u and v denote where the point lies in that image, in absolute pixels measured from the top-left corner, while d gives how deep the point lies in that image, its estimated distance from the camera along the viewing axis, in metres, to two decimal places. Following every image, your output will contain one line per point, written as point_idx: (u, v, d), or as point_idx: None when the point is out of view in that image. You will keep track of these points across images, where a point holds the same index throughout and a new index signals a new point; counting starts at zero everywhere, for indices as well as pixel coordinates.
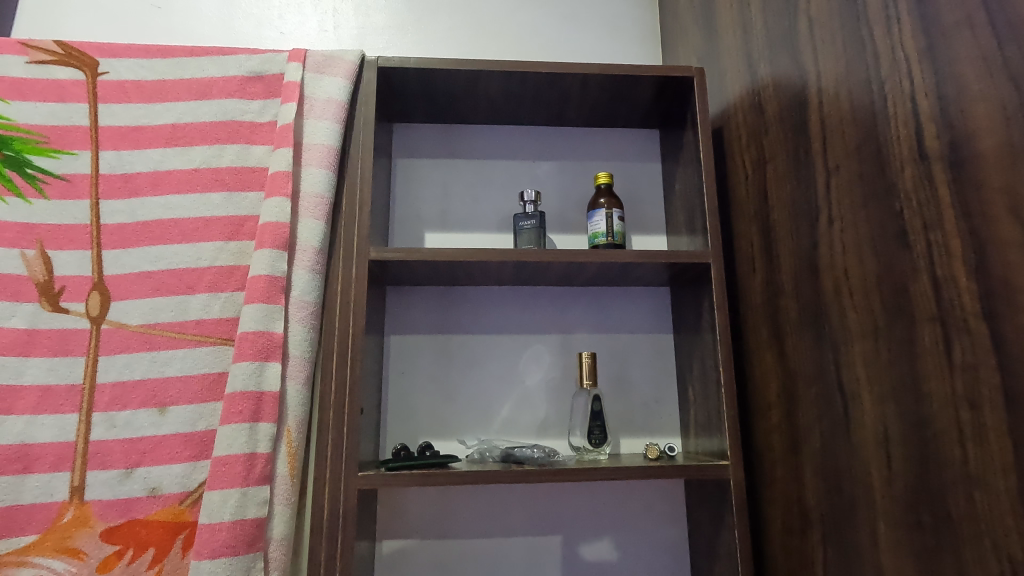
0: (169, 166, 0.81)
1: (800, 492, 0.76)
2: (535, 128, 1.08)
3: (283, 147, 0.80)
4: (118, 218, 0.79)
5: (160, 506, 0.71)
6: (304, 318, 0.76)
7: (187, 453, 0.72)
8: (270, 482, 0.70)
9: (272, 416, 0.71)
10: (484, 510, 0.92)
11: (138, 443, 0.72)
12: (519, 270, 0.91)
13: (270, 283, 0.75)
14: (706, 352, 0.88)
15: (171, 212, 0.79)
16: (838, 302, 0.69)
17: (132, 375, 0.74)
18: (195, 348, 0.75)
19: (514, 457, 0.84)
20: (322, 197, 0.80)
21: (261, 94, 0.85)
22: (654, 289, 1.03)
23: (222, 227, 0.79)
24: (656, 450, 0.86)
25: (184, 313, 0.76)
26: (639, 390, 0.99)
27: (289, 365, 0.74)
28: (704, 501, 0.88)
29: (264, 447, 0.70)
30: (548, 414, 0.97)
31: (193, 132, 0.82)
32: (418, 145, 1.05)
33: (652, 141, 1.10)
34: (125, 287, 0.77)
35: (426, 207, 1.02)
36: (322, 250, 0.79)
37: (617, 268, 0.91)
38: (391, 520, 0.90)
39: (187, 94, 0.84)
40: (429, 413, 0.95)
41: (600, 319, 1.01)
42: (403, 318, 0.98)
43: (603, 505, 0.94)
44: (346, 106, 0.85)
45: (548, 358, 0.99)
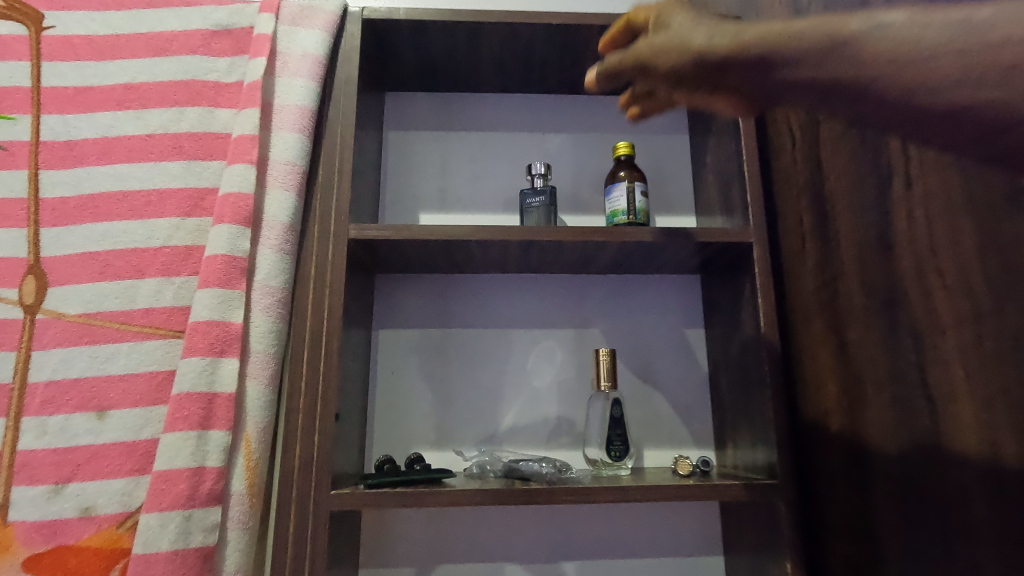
0: (120, 132, 0.70)
1: (869, 517, 0.62)
2: (545, 97, 0.95)
3: (249, 107, 0.69)
4: (61, 191, 0.68)
5: (95, 530, 0.59)
6: (269, 305, 0.65)
7: (129, 466, 0.61)
8: (223, 503, 0.59)
9: (225, 422, 0.59)
10: (485, 532, 0.79)
11: (72, 453, 0.61)
12: (526, 254, 0.78)
13: (229, 265, 0.63)
14: (747, 350, 0.74)
15: (121, 183, 0.68)
16: (921, 283, 0.55)
17: (68, 374, 0.63)
18: (142, 342, 0.64)
19: (518, 472, 0.71)
20: (294, 165, 0.69)
21: (228, 50, 0.74)
22: (682, 277, 0.90)
23: (180, 201, 0.68)
24: (688, 466, 0.73)
25: (132, 301, 0.65)
26: (665, 393, 0.86)
27: (249, 361, 0.63)
28: (743, 525, 0.74)
29: (215, 460, 0.58)
30: (560, 421, 0.84)
31: (149, 93, 0.71)
32: (414, 116, 0.93)
33: (678, 110, 0.96)
34: (64, 270, 0.66)
35: (423, 184, 0.90)
36: (293, 227, 0.68)
37: (641, 251, 0.78)
38: (377, 543, 0.78)
39: (143, 51, 0.73)
40: (422, 418, 0.82)
41: (620, 312, 0.88)
42: (394, 309, 0.86)
43: (624, 528, 0.81)
44: (324, 62, 0.73)
45: (560, 357, 0.86)
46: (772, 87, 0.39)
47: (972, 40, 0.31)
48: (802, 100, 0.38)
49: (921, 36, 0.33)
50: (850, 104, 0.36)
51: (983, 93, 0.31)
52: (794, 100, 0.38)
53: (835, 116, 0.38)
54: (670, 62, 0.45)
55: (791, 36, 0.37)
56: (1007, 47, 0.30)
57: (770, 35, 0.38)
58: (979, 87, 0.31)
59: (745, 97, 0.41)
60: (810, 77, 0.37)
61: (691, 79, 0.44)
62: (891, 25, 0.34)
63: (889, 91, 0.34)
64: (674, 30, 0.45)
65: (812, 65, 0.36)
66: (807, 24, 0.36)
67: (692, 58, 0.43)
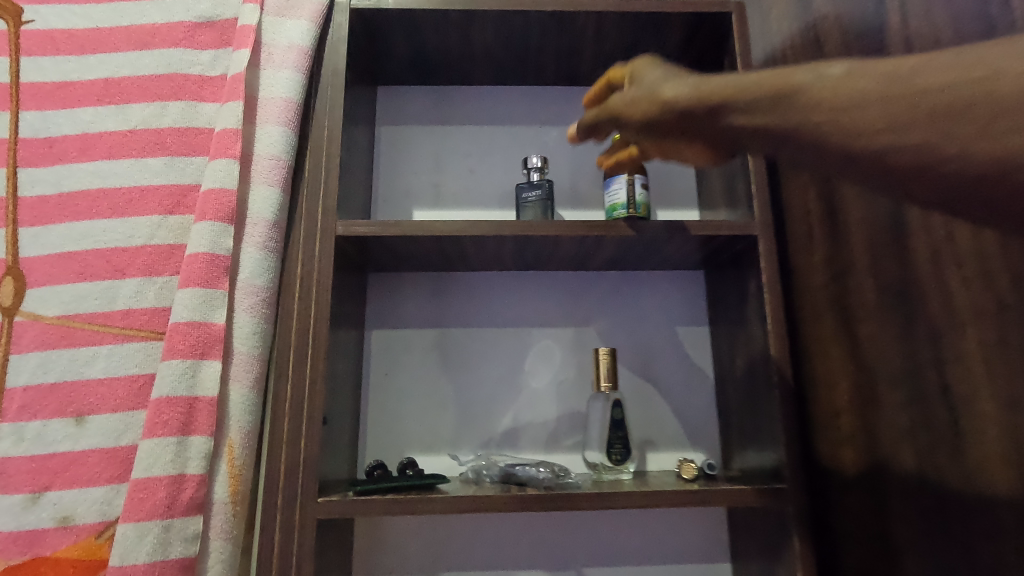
0: (101, 127, 0.67)
1: (882, 523, 0.58)
2: (541, 89, 0.93)
3: (232, 100, 0.66)
4: (40, 189, 0.65)
5: (72, 541, 0.57)
6: (253, 305, 0.62)
7: (108, 474, 0.58)
8: (204, 511, 0.56)
9: (207, 427, 0.57)
10: (482, 539, 0.76)
11: (50, 460, 0.58)
12: (521, 250, 0.75)
13: (211, 263, 0.61)
14: (753, 348, 0.71)
15: (101, 180, 0.66)
16: (939, 275, 0.52)
17: (46, 378, 0.60)
18: (122, 345, 0.61)
19: (515, 477, 0.68)
20: (279, 159, 0.67)
21: (212, 42, 0.71)
22: (685, 273, 0.87)
23: (161, 199, 0.65)
24: (693, 470, 0.69)
25: (112, 302, 0.62)
26: (668, 394, 0.83)
27: (233, 363, 0.60)
28: (751, 531, 0.71)
29: (196, 467, 0.56)
30: (560, 424, 0.81)
31: (130, 88, 0.69)
32: (407, 110, 0.90)
33: None
34: (43, 271, 0.63)
35: (416, 180, 0.88)
36: (278, 224, 0.65)
37: (641, 246, 0.75)
38: (371, 550, 0.75)
39: (125, 44, 0.70)
40: (416, 421, 0.80)
41: (620, 310, 0.85)
42: (387, 309, 0.83)
43: (627, 534, 0.78)
44: (311, 53, 0.71)
45: (559, 356, 0.83)
46: (729, 132, 0.45)
47: (903, 92, 0.36)
48: (757, 145, 0.44)
49: (860, 89, 0.38)
50: (801, 147, 0.41)
51: (909, 135, 0.36)
52: (751, 145, 0.44)
53: (786, 160, 0.43)
54: (643, 112, 0.52)
55: (744, 89, 0.44)
56: (928, 96, 0.35)
57: (727, 89, 0.45)
58: (906, 130, 0.36)
59: (710, 141, 0.47)
60: (763, 122, 0.42)
61: (662, 125, 0.50)
62: (832, 79, 0.40)
63: (831, 133, 0.39)
64: (645, 88, 0.53)
65: (764, 109, 0.42)
66: (754, 79, 0.44)
67: (664, 109, 0.50)
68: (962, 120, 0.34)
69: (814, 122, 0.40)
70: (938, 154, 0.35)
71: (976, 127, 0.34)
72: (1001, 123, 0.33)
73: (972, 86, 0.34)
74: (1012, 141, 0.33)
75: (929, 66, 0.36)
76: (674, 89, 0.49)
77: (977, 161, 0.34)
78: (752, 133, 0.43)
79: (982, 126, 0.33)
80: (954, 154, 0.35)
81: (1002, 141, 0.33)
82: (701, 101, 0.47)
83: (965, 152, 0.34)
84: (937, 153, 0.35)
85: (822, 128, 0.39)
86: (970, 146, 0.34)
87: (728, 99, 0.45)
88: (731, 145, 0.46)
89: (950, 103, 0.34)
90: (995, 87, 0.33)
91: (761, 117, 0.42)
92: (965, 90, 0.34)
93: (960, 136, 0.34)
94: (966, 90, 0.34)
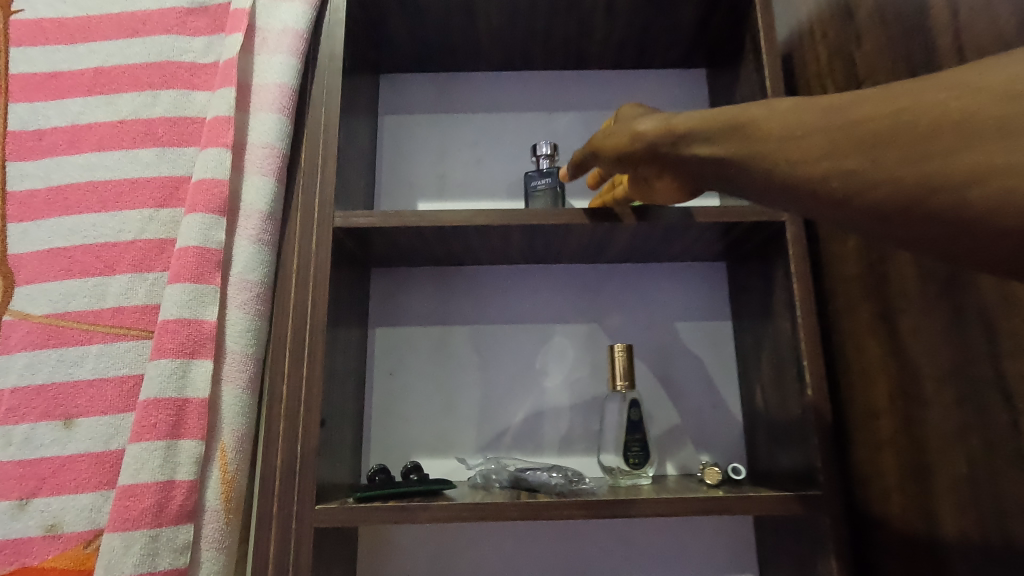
0: (91, 119, 0.65)
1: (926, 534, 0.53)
2: (551, 73, 0.88)
3: (224, 87, 0.63)
4: (29, 183, 0.63)
5: (60, 550, 0.54)
6: (246, 302, 0.59)
7: (97, 480, 0.56)
8: (196, 520, 0.53)
9: (198, 431, 0.54)
10: (491, 548, 0.72)
11: (36, 466, 0.56)
12: (530, 241, 0.71)
13: (201, 257, 0.58)
14: (781, 344, 0.66)
15: (90, 173, 0.63)
16: None
17: (34, 380, 0.57)
18: (112, 344, 0.59)
19: (525, 483, 0.64)
20: (273, 148, 0.63)
21: (205, 28, 0.68)
22: (705, 265, 0.82)
23: (153, 191, 0.63)
24: (717, 475, 0.65)
25: (101, 299, 0.60)
26: (688, 393, 0.78)
27: (225, 363, 0.57)
28: (781, 540, 0.66)
29: (185, 473, 0.53)
30: (573, 425, 0.76)
31: (120, 77, 0.66)
32: (410, 99, 0.87)
33: (698, 83, 0.88)
34: (31, 268, 0.61)
35: (421, 171, 0.84)
36: (272, 216, 0.62)
37: (658, 235, 0.70)
38: (376, 560, 0.72)
39: (115, 32, 0.68)
40: (422, 423, 0.76)
41: (636, 304, 0.80)
42: (392, 306, 0.80)
43: (646, 542, 0.73)
44: (305, 37, 0.67)
45: (572, 354, 0.79)
46: (693, 160, 0.48)
47: (835, 122, 0.38)
48: (715, 175, 0.46)
49: (801, 121, 0.40)
50: (746, 176, 0.43)
51: (842, 162, 0.37)
52: (710, 173, 0.47)
53: (737, 190, 0.45)
54: (619, 144, 0.55)
55: (704, 121, 0.47)
56: (859, 125, 0.37)
57: (690, 123, 0.48)
58: (837, 157, 0.38)
59: (678, 171, 0.50)
60: (719, 151, 0.45)
61: (636, 155, 0.54)
62: (778, 114, 0.42)
63: (772, 161, 0.41)
64: (622, 125, 0.57)
65: (720, 139, 0.45)
66: (712, 112, 0.47)
67: (636, 140, 0.53)
68: (885, 147, 0.36)
69: (757, 153, 0.42)
70: (865, 179, 0.36)
71: (899, 154, 0.35)
72: (923, 149, 0.34)
73: (897, 116, 0.35)
74: (932, 166, 0.34)
75: (861, 99, 0.38)
76: (646, 123, 0.53)
77: (900, 185, 0.35)
78: (711, 161, 0.46)
79: (904, 152, 0.35)
80: (879, 180, 0.36)
81: (925, 164, 0.34)
82: (668, 133, 0.50)
83: (889, 176, 0.35)
84: (863, 179, 0.36)
85: (765, 156, 0.41)
86: (893, 172, 0.35)
87: (691, 130, 0.48)
88: (694, 173, 0.48)
89: (876, 132, 0.36)
90: (917, 116, 0.35)
91: (717, 146, 0.45)
92: (890, 120, 0.36)
93: (885, 162, 0.35)
94: (890, 121, 0.36)
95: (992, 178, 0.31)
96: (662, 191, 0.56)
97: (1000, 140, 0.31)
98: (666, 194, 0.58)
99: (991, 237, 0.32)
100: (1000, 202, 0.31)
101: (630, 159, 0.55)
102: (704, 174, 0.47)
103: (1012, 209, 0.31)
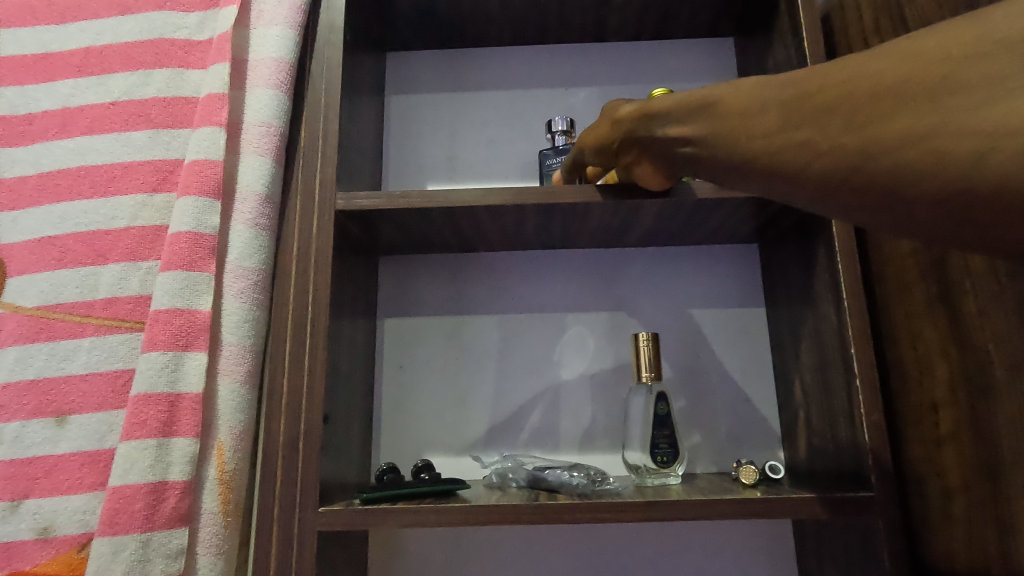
0: (82, 101, 0.62)
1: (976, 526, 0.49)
2: (566, 46, 0.83)
3: (217, 63, 0.59)
4: (19, 169, 0.60)
5: (52, 555, 0.51)
6: (243, 289, 0.55)
7: (90, 480, 0.53)
8: (191, 523, 0.50)
9: (191, 428, 0.50)
10: (510, 550, 0.68)
11: (27, 466, 0.53)
12: (546, 223, 0.66)
13: (195, 243, 0.54)
14: (825, 330, 0.60)
15: (81, 157, 0.60)
16: None
17: (25, 375, 0.55)
18: (105, 337, 0.55)
19: (545, 483, 0.59)
20: (269, 125, 0.59)
21: (199, 3, 0.65)
22: (736, 247, 0.76)
23: (146, 175, 0.59)
24: (754, 474, 0.59)
25: (93, 290, 0.56)
26: (720, 385, 0.72)
27: (221, 356, 0.54)
28: (825, 544, 0.60)
29: (179, 473, 0.49)
30: (596, 420, 0.71)
31: (112, 57, 0.63)
32: (418, 77, 0.82)
33: (725, 52, 0.82)
34: (22, 258, 0.58)
35: (430, 153, 0.80)
36: (271, 198, 0.58)
37: (685, 214, 0.65)
38: (387, 564, 0.68)
39: (106, 10, 0.64)
40: (434, 419, 0.72)
41: (662, 289, 0.75)
42: (402, 294, 0.76)
43: (676, 544, 0.68)
44: (303, 8, 0.63)
45: (592, 344, 0.74)
46: (663, 140, 0.47)
47: (788, 96, 0.37)
48: (682, 156, 0.46)
49: (759, 96, 0.39)
50: (712, 156, 0.42)
51: (794, 134, 0.37)
52: (678, 154, 0.46)
53: (706, 173, 0.44)
54: (599, 135, 0.55)
55: (674, 103, 0.46)
56: (810, 96, 0.36)
57: (662, 106, 0.48)
58: (787, 130, 0.37)
59: (653, 153, 0.50)
60: (689, 131, 0.44)
61: (614, 143, 0.54)
62: (739, 90, 0.41)
63: (729, 137, 0.40)
64: (604, 114, 0.56)
65: (690, 118, 0.44)
66: (684, 93, 0.46)
67: (616, 129, 0.53)
68: (833, 116, 0.35)
69: (720, 130, 0.41)
70: (815, 150, 0.35)
71: (846, 121, 0.34)
72: (865, 116, 0.33)
73: (847, 83, 0.34)
74: (873, 131, 0.33)
75: (814, 71, 0.37)
76: (626, 109, 0.52)
77: (843, 153, 0.34)
78: (682, 141, 0.45)
79: (849, 120, 0.34)
80: (825, 150, 0.35)
81: (867, 130, 0.33)
82: (645, 117, 0.49)
83: (834, 145, 0.34)
84: (813, 149, 0.35)
85: (727, 133, 0.41)
86: (838, 142, 0.34)
87: (661, 112, 0.47)
88: (667, 155, 0.48)
89: (825, 102, 0.35)
90: (861, 84, 0.34)
91: (686, 126, 0.45)
92: (838, 90, 0.35)
93: (831, 131, 0.35)
94: (836, 90, 0.35)
95: (922, 140, 0.31)
96: (645, 175, 0.54)
97: (930, 104, 0.31)
98: (650, 180, 0.55)
99: (921, 202, 0.32)
100: (939, 166, 0.31)
101: (610, 149, 0.55)
102: (677, 155, 0.46)
103: (939, 172, 0.31)
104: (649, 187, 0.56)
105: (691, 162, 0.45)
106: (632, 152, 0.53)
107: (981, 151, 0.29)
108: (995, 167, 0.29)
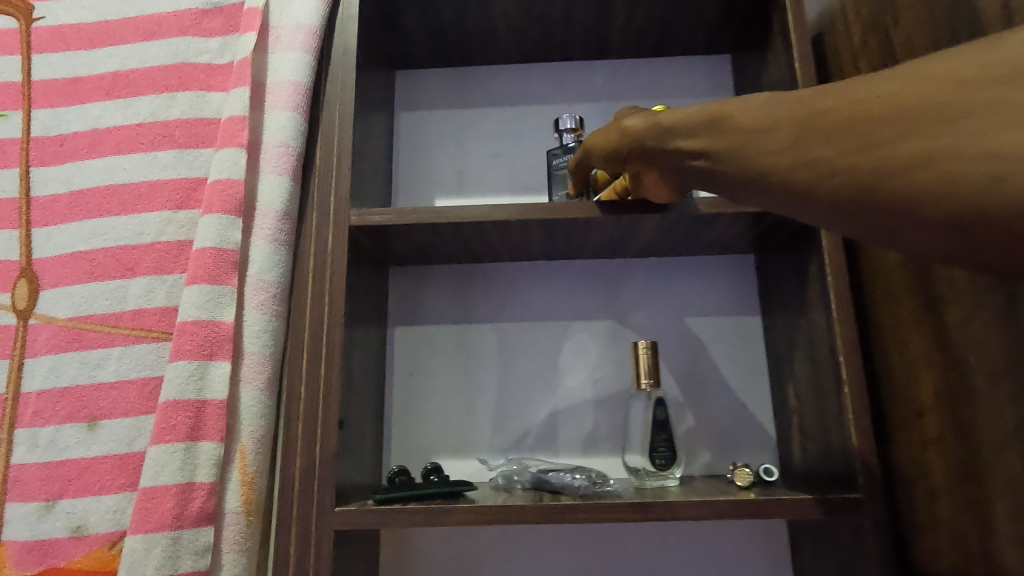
0: (110, 123, 0.65)
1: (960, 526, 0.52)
2: (568, 64, 0.86)
3: (237, 87, 0.63)
4: (52, 188, 0.64)
5: (85, 551, 0.54)
6: (263, 302, 0.59)
7: (120, 481, 0.56)
8: (216, 522, 0.53)
9: (216, 433, 0.54)
10: (516, 549, 0.71)
11: (62, 468, 0.56)
12: (550, 237, 0.69)
13: (217, 259, 0.57)
14: (817, 339, 0.62)
15: (110, 176, 0.63)
16: None
17: (58, 382, 0.58)
18: (133, 346, 0.59)
19: (548, 485, 0.62)
20: (287, 146, 0.63)
21: (219, 29, 0.68)
22: (733, 258, 0.79)
23: (170, 193, 0.62)
24: (748, 476, 0.61)
25: (122, 302, 0.60)
26: (717, 392, 0.75)
27: (242, 364, 0.57)
28: (818, 543, 0.63)
29: (205, 475, 0.53)
30: (598, 425, 0.74)
31: (138, 80, 0.66)
32: (427, 94, 0.86)
33: (723, 69, 0.85)
34: (55, 272, 0.61)
35: (438, 167, 0.83)
36: (289, 215, 0.61)
37: (683, 227, 0.68)
38: (397, 563, 0.71)
39: (132, 35, 0.68)
40: (442, 425, 0.75)
41: (661, 299, 0.78)
42: (411, 304, 0.79)
43: (675, 544, 0.71)
44: (318, 33, 0.67)
45: (595, 351, 0.77)
46: (674, 152, 0.50)
47: (802, 113, 0.40)
48: (691, 168, 0.48)
49: (772, 114, 0.42)
50: (725, 170, 0.45)
51: (808, 152, 0.39)
52: (687, 167, 0.49)
53: (716, 186, 0.46)
54: (608, 141, 0.58)
55: (685, 117, 0.49)
56: (826, 114, 0.39)
57: (672, 120, 0.50)
58: (801, 146, 0.40)
59: (663, 163, 0.52)
60: (702, 145, 0.47)
61: (623, 150, 0.56)
62: (753, 106, 0.44)
63: (742, 152, 0.43)
64: (613, 123, 0.58)
65: (703, 133, 0.47)
66: (697, 107, 0.48)
67: (625, 137, 0.56)
68: (846, 136, 0.37)
69: (734, 146, 0.44)
70: (829, 167, 0.38)
71: (858, 140, 0.37)
72: (878, 136, 0.36)
73: (860, 104, 0.37)
74: (883, 153, 0.36)
75: (830, 90, 0.39)
76: (635, 120, 0.55)
77: (855, 171, 0.37)
78: (693, 155, 0.48)
79: (861, 140, 0.37)
80: (839, 167, 0.38)
81: (880, 151, 0.36)
82: (655, 129, 0.52)
83: (847, 163, 0.37)
84: (826, 167, 0.38)
85: (740, 147, 0.43)
86: (850, 161, 0.37)
87: (671, 125, 0.50)
88: (676, 168, 0.50)
89: (836, 122, 0.38)
90: (875, 105, 0.37)
91: (698, 140, 0.47)
92: (851, 110, 0.37)
93: (846, 149, 0.37)
94: (849, 110, 0.38)
95: (932, 161, 0.34)
96: (652, 185, 0.57)
97: (940, 128, 0.34)
98: (657, 192, 0.58)
99: (928, 222, 0.34)
100: (947, 185, 0.33)
101: (620, 156, 0.57)
102: (687, 167, 0.49)
103: (948, 194, 0.33)
104: (655, 199, 0.60)
105: (702, 174, 0.48)
106: (640, 162, 0.56)
107: (994, 175, 0.31)
108: (1002, 191, 0.31)
